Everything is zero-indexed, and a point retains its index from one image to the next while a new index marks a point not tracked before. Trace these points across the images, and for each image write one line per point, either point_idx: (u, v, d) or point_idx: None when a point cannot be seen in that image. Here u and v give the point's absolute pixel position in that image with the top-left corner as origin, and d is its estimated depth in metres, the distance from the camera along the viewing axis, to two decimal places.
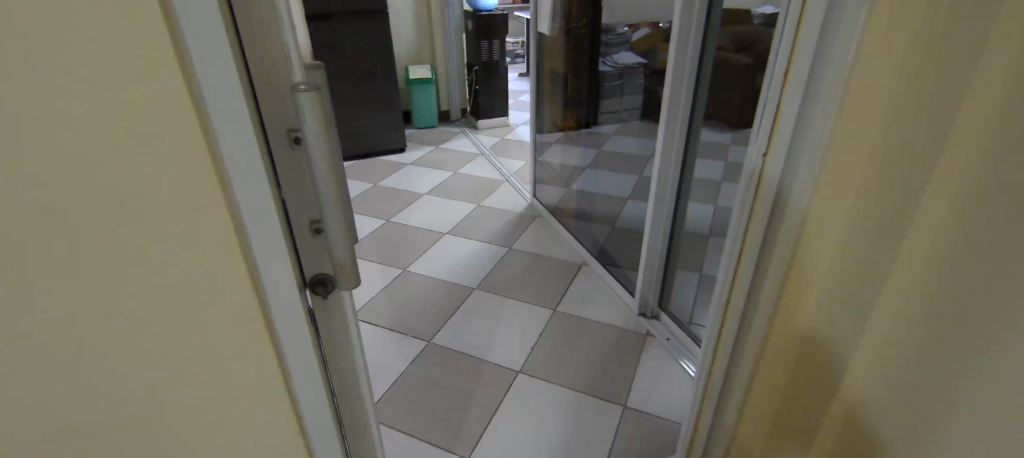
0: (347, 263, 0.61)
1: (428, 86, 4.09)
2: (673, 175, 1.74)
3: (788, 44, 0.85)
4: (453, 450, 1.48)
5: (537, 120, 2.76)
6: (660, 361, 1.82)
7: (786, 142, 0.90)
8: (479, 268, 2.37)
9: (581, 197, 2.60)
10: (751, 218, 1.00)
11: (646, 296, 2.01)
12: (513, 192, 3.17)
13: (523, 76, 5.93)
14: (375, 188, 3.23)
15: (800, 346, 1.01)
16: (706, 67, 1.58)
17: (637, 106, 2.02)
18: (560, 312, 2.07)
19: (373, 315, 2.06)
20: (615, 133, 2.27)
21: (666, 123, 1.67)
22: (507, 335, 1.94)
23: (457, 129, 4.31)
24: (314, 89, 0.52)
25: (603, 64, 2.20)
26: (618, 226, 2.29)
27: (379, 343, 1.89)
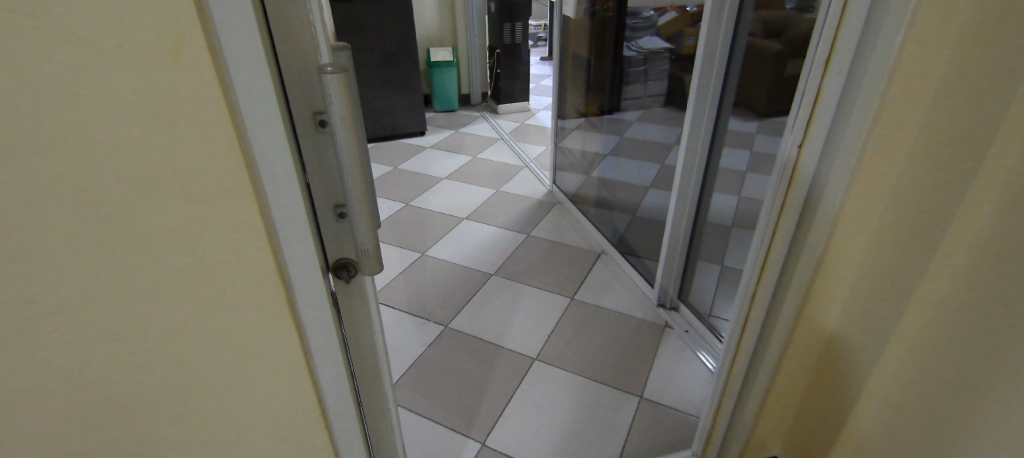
0: (370, 248, 0.61)
1: (449, 69, 4.06)
2: (698, 165, 1.70)
3: (830, 31, 0.80)
4: (468, 435, 1.50)
5: (561, 102, 2.78)
6: (677, 353, 1.80)
7: (823, 135, 0.85)
8: (497, 254, 2.37)
9: (601, 184, 2.56)
10: (782, 214, 0.95)
11: (665, 287, 1.98)
12: (533, 178, 3.15)
13: (545, 60, 5.85)
14: (394, 171, 3.23)
15: (825, 344, 0.98)
16: (737, 56, 1.52)
17: (661, 92, 1.97)
18: (577, 300, 2.06)
19: (391, 298, 2.08)
20: (636, 120, 2.21)
21: (694, 112, 1.63)
22: (524, 322, 1.94)
23: (477, 113, 4.28)
24: (340, 70, 0.50)
25: (628, 49, 2.15)
26: (638, 215, 2.25)
27: (397, 326, 1.91)
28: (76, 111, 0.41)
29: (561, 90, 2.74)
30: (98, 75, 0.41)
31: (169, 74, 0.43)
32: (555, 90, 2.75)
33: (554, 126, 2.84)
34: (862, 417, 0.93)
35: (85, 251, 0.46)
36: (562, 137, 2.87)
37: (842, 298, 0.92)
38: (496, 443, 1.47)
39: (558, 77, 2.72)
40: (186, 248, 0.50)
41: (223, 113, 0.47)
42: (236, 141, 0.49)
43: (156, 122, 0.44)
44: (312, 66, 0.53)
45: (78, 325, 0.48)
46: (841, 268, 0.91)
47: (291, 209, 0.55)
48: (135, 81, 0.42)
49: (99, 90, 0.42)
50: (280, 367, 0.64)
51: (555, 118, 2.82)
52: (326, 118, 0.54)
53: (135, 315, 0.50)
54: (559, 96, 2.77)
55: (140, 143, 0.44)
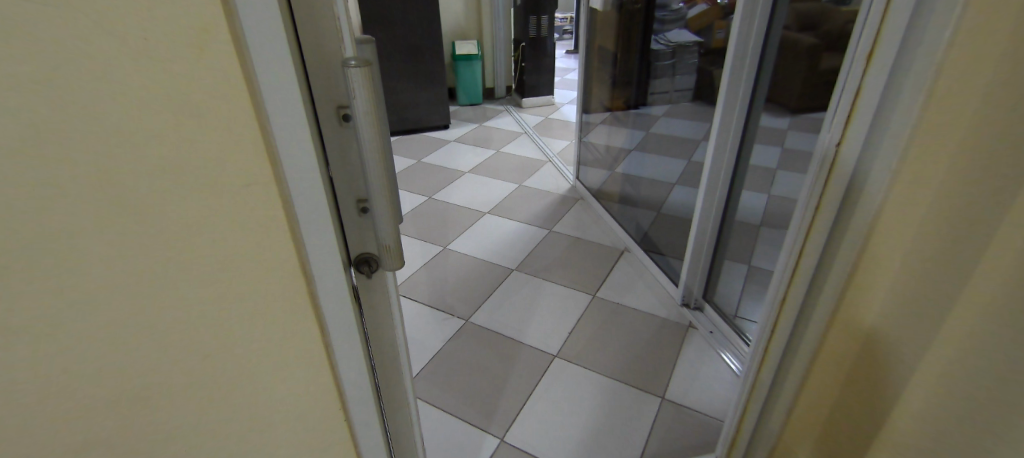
0: (391, 244, 0.61)
1: (473, 62, 4.05)
2: (727, 163, 1.65)
3: (874, 23, 0.76)
4: (486, 430, 1.50)
5: (586, 96, 2.74)
6: (700, 354, 1.76)
7: (863, 132, 0.81)
8: (518, 249, 2.36)
9: (625, 180, 2.52)
10: (817, 214, 0.91)
11: (690, 286, 1.94)
12: (556, 173, 3.12)
13: (570, 53, 5.79)
14: (418, 164, 3.25)
15: (858, 350, 0.94)
16: (771, 50, 1.46)
17: (689, 87, 1.92)
18: (599, 297, 2.04)
19: (412, 290, 2.09)
20: (663, 115, 2.16)
21: (723, 109, 1.58)
22: (545, 319, 1.93)
23: (501, 106, 4.26)
24: (364, 64, 0.50)
25: (655, 42, 2.10)
26: (663, 211, 2.21)
27: (417, 319, 1.93)
28: (103, 105, 0.42)
29: (586, 84, 2.70)
30: (124, 67, 0.41)
31: (193, 68, 0.43)
32: (580, 84, 2.71)
33: (579, 120, 2.81)
34: (896, 428, 0.89)
35: (112, 243, 0.47)
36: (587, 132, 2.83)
37: (879, 303, 0.88)
38: (514, 439, 1.47)
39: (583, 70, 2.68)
40: (210, 242, 0.51)
41: (245, 106, 0.47)
42: (257, 136, 0.49)
43: (180, 114, 0.44)
44: (335, 60, 0.52)
45: (106, 314, 0.49)
46: (879, 272, 0.87)
47: (313, 204, 0.55)
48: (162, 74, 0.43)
49: (125, 82, 0.42)
50: (301, 360, 0.64)
51: (580, 112, 2.79)
52: (349, 113, 0.54)
53: (160, 306, 0.51)
54: (584, 90, 2.73)
55: (166, 137, 0.45)
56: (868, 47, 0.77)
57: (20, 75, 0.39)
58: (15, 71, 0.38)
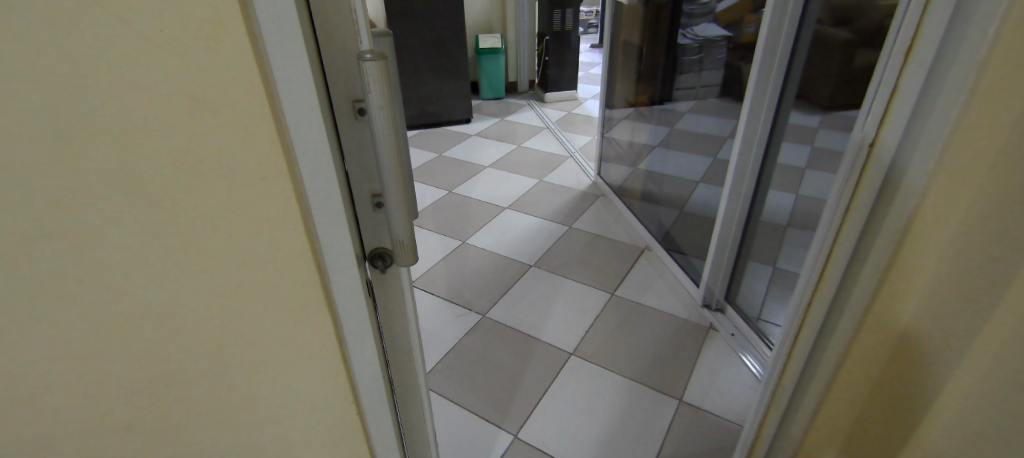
0: (405, 239, 0.60)
1: (497, 56, 4.03)
2: (753, 163, 1.61)
3: (913, 18, 0.72)
4: (500, 426, 1.50)
5: (610, 91, 2.70)
6: (720, 356, 1.72)
7: (898, 132, 0.77)
8: (537, 245, 2.35)
9: (648, 177, 2.48)
10: (846, 217, 0.88)
11: (712, 288, 1.90)
12: (577, 169, 3.09)
13: (595, 47, 5.72)
14: (439, 158, 3.25)
15: (887, 359, 0.91)
16: (803, 45, 1.41)
17: (716, 82, 1.88)
18: (617, 295, 2.01)
19: (430, 284, 2.10)
20: (689, 111, 2.12)
21: (751, 107, 1.53)
22: (562, 316, 1.91)
23: (523, 101, 4.23)
24: (379, 57, 0.49)
25: (682, 37, 2.06)
26: (686, 210, 2.16)
27: (434, 313, 1.94)
28: (119, 97, 0.42)
29: (611, 79, 2.66)
30: (142, 61, 0.42)
31: (209, 63, 0.43)
32: (604, 78, 2.67)
33: (602, 115, 2.77)
34: (926, 442, 0.86)
35: (128, 234, 0.47)
36: (610, 127, 2.79)
37: (911, 311, 0.84)
38: (528, 436, 1.46)
39: (607, 65, 2.64)
40: (225, 235, 0.51)
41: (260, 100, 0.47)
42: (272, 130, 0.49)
43: (196, 107, 0.45)
44: (351, 54, 0.52)
45: (126, 302, 0.50)
46: (911, 279, 0.83)
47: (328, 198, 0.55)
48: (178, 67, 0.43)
49: (142, 76, 0.42)
50: (315, 353, 0.65)
51: (603, 108, 2.74)
52: (364, 108, 0.54)
53: (176, 297, 0.52)
54: (608, 85, 2.68)
55: (181, 129, 0.45)
56: (907, 43, 0.73)
57: (41, 68, 0.39)
58: (37, 64, 0.39)
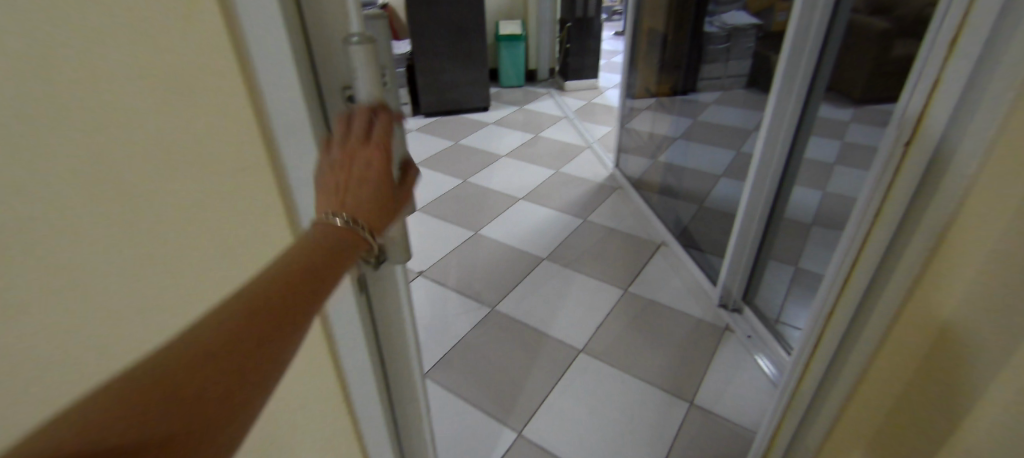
0: (398, 237, 0.59)
1: (517, 43, 3.95)
2: (778, 159, 1.52)
3: (960, 4, 0.65)
4: (505, 422, 1.47)
5: (631, 81, 2.62)
6: (735, 358, 1.67)
7: (938, 132, 0.71)
8: (551, 237, 2.30)
9: (668, 170, 2.41)
10: (876, 222, 0.82)
11: (729, 287, 1.83)
12: (595, 160, 3.02)
13: (618, 34, 5.59)
14: (455, 146, 3.22)
15: (916, 373, 0.85)
16: (835, 35, 1.32)
17: (743, 73, 1.79)
18: (631, 292, 1.96)
19: (441, 274, 2.08)
20: (713, 102, 2.04)
21: (777, 100, 1.45)
22: (573, 311, 1.87)
23: (543, 89, 4.15)
24: (366, 41, 0.45)
25: (709, 24, 1.98)
26: (706, 204, 2.10)
27: (444, 304, 1.92)
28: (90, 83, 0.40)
29: (631, 69, 2.58)
30: None
31: (177, 47, 0.44)
32: (624, 68, 2.59)
33: (621, 106, 2.69)
34: None
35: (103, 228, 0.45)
36: (630, 118, 2.72)
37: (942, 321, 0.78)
38: (532, 433, 1.44)
39: (628, 54, 2.56)
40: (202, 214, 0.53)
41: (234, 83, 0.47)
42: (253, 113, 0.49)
43: None
44: (337, 37, 0.48)
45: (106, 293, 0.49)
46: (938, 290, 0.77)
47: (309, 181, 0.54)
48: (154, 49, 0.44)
49: None
50: None
51: (623, 98, 2.67)
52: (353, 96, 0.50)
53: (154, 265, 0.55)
54: (629, 75, 2.61)
55: None
56: (952, 32, 0.67)
57: None
58: None
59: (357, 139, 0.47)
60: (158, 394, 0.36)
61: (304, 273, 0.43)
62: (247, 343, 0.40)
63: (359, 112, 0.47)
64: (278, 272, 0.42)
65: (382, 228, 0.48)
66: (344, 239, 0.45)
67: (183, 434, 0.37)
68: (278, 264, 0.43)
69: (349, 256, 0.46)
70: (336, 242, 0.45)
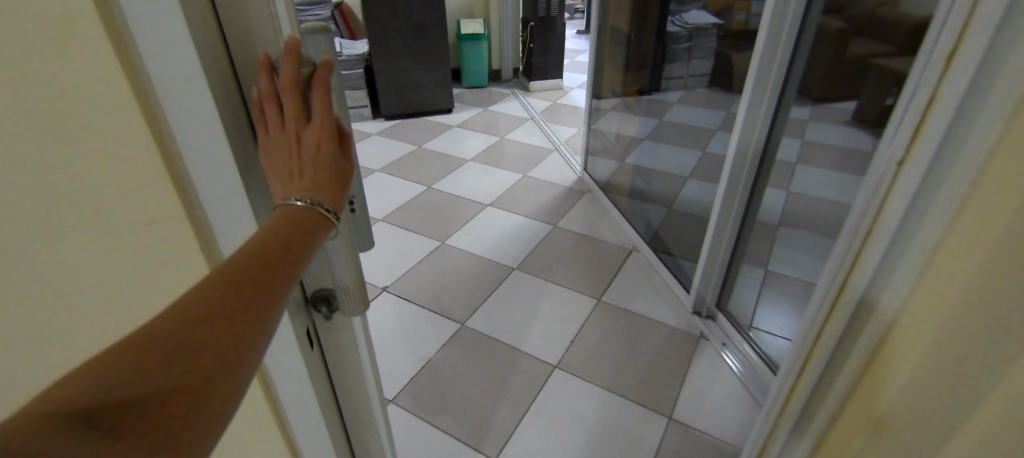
0: (351, 286, 0.57)
1: (479, 43, 3.85)
2: (749, 165, 1.50)
3: (959, 17, 0.63)
4: (480, 450, 1.39)
5: (598, 81, 2.57)
6: (711, 367, 1.64)
7: (932, 150, 0.68)
8: (520, 246, 2.23)
9: (636, 173, 2.37)
10: (867, 243, 0.79)
11: (703, 294, 1.81)
12: (562, 163, 2.97)
13: (580, 34, 5.56)
14: (418, 151, 3.10)
15: (903, 393, 0.82)
16: (806, 40, 1.30)
17: (704, 73, 1.78)
18: (604, 302, 1.91)
19: (406, 290, 1.98)
20: (676, 102, 2.01)
21: (748, 105, 1.43)
22: (546, 325, 1.81)
23: (507, 89, 4.07)
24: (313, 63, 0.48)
25: (671, 24, 1.95)
26: (674, 208, 2.07)
27: (410, 322, 1.82)
28: None
29: (598, 69, 2.53)
30: None
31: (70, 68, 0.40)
32: (590, 68, 2.54)
33: (588, 107, 2.64)
34: None
35: None
36: (598, 119, 2.67)
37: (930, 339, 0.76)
38: None
39: (594, 54, 2.51)
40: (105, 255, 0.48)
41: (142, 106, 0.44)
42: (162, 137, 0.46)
43: None
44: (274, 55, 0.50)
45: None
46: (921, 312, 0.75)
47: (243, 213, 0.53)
48: (46, 70, 0.40)
49: None
50: None
51: (590, 99, 2.62)
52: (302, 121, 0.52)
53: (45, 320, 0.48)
54: (596, 75, 2.56)
55: None
56: (956, 33, 0.64)
57: None
58: None
59: (299, 113, 0.47)
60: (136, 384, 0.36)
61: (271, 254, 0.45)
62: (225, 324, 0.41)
63: (288, 80, 0.46)
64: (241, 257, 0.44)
65: (340, 203, 0.51)
66: (309, 217, 0.47)
67: (168, 419, 0.37)
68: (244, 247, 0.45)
69: (318, 232, 0.48)
70: (302, 221, 0.47)
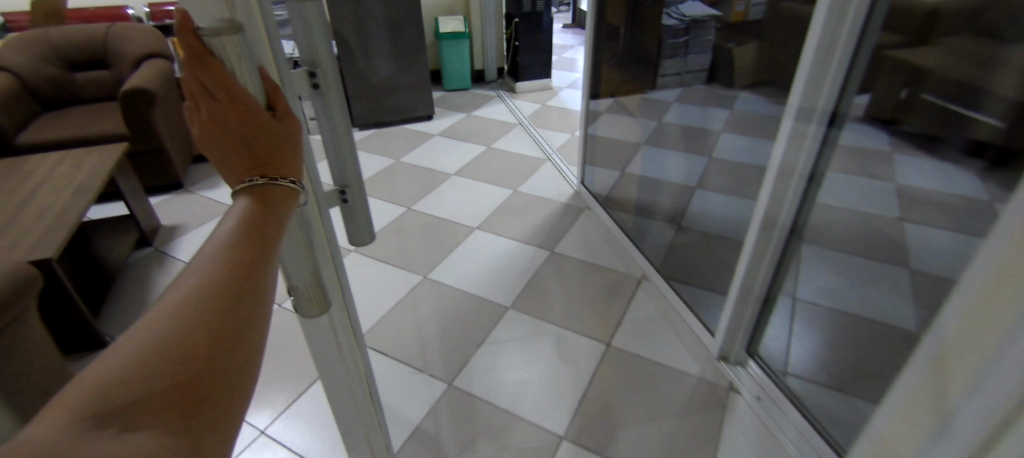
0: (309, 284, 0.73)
1: (461, 42, 3.54)
2: (790, 199, 1.20)
3: None
4: None
5: (597, 80, 2.24)
6: (749, 433, 1.38)
7: None
8: (514, 278, 1.95)
9: (642, 187, 2.11)
10: None
11: (731, 340, 1.54)
12: (556, 174, 2.68)
13: (568, 28, 5.29)
14: (397, 165, 2.79)
15: None
16: (864, 54, 1.00)
17: (704, 67, 1.71)
18: (616, 348, 1.64)
19: (383, 340, 1.69)
20: (676, 100, 1.89)
21: (790, 129, 1.13)
22: (549, 381, 1.53)
23: (492, 91, 3.77)
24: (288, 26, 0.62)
25: (666, 16, 1.79)
26: (683, 224, 1.86)
27: (388, 385, 1.53)
28: None
29: (597, 65, 2.20)
30: None
31: None
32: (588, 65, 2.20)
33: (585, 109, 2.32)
34: None
35: None
36: (598, 124, 2.37)
37: None
38: None
39: (591, 48, 2.17)
40: None
41: None
42: None
43: None
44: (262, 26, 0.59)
45: None
46: None
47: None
48: None
49: None
50: None
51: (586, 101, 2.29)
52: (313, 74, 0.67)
53: None
54: (594, 71, 2.22)
55: None
56: None
57: None
58: None
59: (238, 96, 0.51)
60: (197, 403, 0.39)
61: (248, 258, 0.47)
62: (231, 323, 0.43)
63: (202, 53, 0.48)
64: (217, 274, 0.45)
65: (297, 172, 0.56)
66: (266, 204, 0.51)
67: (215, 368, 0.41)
68: (214, 257, 0.46)
69: (286, 211, 0.53)
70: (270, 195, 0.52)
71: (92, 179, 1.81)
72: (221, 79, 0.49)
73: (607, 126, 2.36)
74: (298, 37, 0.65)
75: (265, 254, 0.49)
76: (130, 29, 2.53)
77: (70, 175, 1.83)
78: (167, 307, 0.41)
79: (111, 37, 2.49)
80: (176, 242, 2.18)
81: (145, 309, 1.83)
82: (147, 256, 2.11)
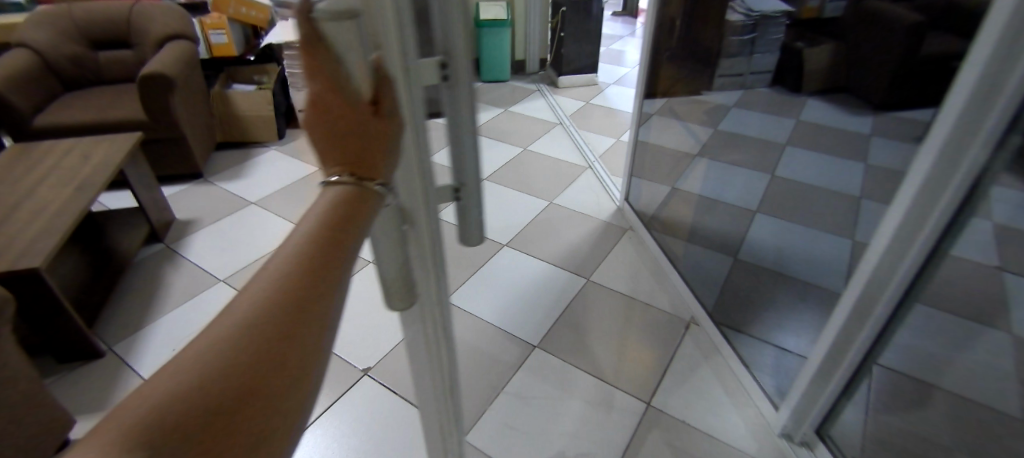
0: (398, 293, 0.61)
1: (502, 30, 3.29)
2: (906, 273, 0.91)
3: None
4: None
5: (653, 80, 1.97)
6: None
7: None
8: (543, 312, 1.73)
9: (703, 207, 1.84)
10: None
11: (799, 417, 1.25)
12: (597, 185, 2.42)
13: (618, 17, 4.95)
14: None
15: None
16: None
17: (768, 69, 1.44)
18: (655, 407, 1.43)
19: (393, 376, 1.50)
20: (733, 106, 1.63)
21: (919, 193, 0.84)
22: (572, 449, 1.32)
23: (532, 85, 3.51)
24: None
25: (733, 11, 1.49)
26: (741, 255, 1.67)
27: (396, 433, 1.35)
28: None
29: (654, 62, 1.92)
30: None
31: None
32: (643, 62, 1.94)
33: (636, 110, 2.06)
34: None
35: None
36: (651, 128, 2.09)
37: None
38: None
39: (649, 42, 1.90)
40: None
41: None
42: None
43: None
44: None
45: None
46: None
47: None
48: None
49: None
50: None
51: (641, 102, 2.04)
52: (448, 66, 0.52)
53: None
54: (651, 68, 1.95)
55: None
56: None
57: None
58: None
59: (330, 91, 0.41)
60: (236, 430, 0.30)
61: (325, 241, 0.40)
62: (286, 330, 0.34)
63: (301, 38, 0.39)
64: (289, 258, 0.38)
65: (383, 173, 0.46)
66: (354, 192, 0.43)
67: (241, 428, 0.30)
68: (289, 244, 0.40)
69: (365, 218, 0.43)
70: (345, 203, 0.42)
71: (96, 175, 1.69)
72: (329, 72, 0.40)
73: (660, 133, 2.08)
74: (434, 27, 0.52)
75: (334, 264, 0.40)
76: (156, 7, 2.40)
77: (76, 168, 1.72)
78: (230, 311, 0.35)
79: (135, 15, 2.38)
80: (188, 240, 2.05)
81: (147, 317, 1.70)
82: (156, 255, 1.97)
